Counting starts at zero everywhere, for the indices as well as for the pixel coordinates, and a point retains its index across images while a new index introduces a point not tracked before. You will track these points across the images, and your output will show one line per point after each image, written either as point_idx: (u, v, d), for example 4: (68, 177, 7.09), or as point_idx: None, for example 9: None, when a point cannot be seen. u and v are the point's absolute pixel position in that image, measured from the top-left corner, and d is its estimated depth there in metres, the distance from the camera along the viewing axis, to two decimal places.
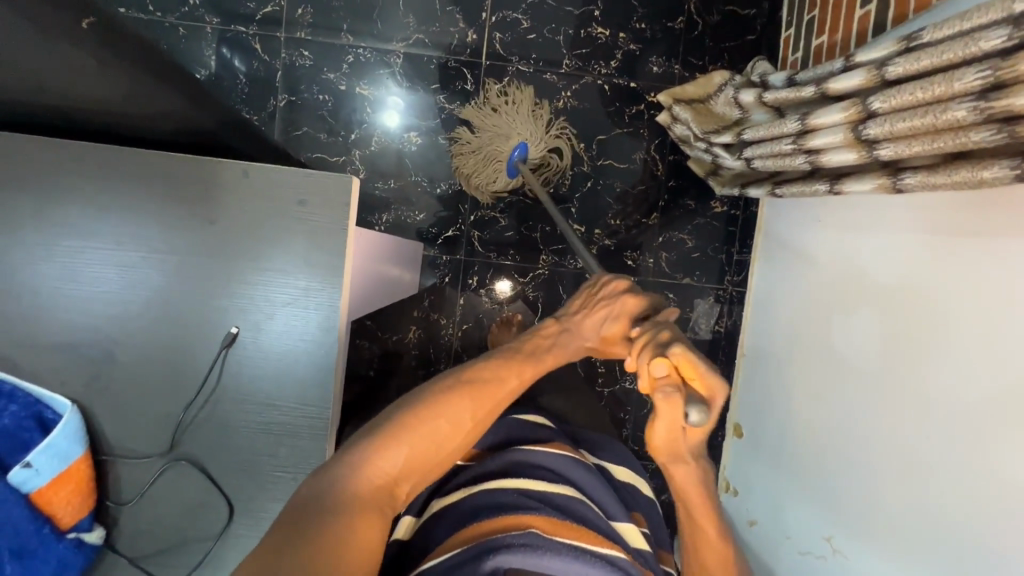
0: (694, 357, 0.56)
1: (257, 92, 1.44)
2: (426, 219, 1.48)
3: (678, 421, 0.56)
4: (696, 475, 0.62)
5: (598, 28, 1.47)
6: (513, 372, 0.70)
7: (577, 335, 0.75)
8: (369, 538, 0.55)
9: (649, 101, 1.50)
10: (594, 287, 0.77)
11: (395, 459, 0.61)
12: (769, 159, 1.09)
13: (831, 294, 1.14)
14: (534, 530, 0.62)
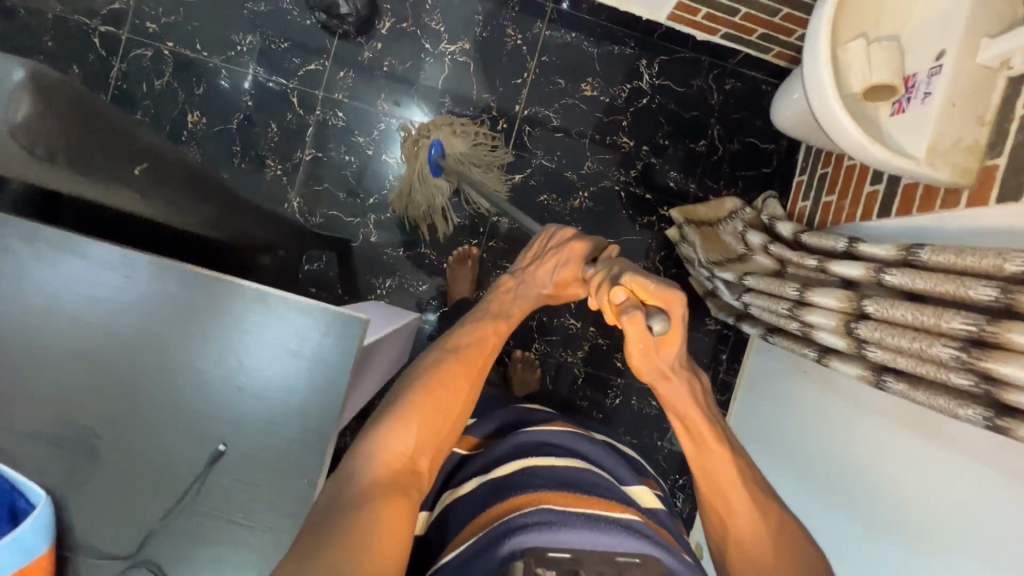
0: (644, 278, 0.60)
1: (286, 143, 1.47)
2: (429, 291, 1.51)
3: (645, 333, 0.59)
4: (682, 391, 0.66)
5: (623, 137, 1.54)
6: (490, 333, 0.81)
7: (532, 285, 0.86)
8: (399, 514, 0.60)
9: (661, 213, 1.55)
10: (544, 240, 0.87)
11: (407, 436, 0.67)
12: (765, 311, 1.13)
13: (812, 444, 1.20)
14: (547, 505, 0.68)
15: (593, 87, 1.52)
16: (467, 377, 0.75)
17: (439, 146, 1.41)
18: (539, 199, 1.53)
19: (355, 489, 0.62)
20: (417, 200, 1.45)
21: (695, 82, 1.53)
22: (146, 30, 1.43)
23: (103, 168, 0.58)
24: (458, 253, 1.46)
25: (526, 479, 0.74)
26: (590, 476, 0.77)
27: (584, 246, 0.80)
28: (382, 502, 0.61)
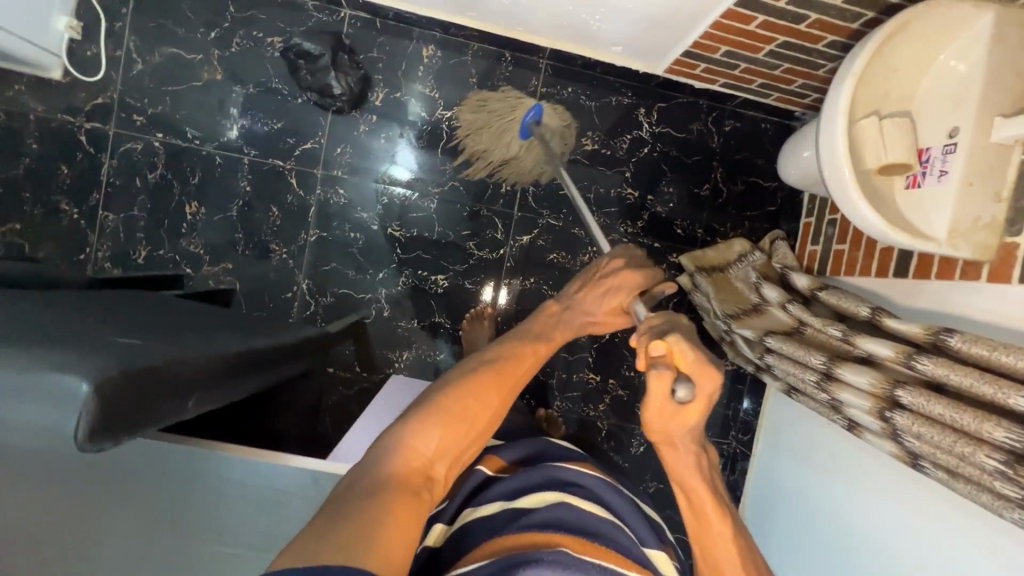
0: (685, 346, 0.62)
1: (288, 226, 1.45)
2: (446, 359, 1.51)
3: (668, 397, 0.61)
4: (686, 459, 0.69)
5: (628, 188, 1.53)
6: (526, 354, 0.87)
7: (580, 311, 0.95)
8: (412, 508, 0.65)
9: (671, 261, 1.55)
10: (597, 270, 0.97)
11: (431, 438, 0.74)
12: (789, 373, 1.15)
13: (837, 508, 1.21)
14: (564, 548, 0.70)
15: (593, 140, 1.51)
16: (500, 390, 0.82)
17: (538, 110, 1.35)
18: (549, 258, 1.53)
19: (375, 479, 0.67)
20: (489, 149, 1.43)
21: (694, 127, 1.53)
22: (134, 123, 1.40)
23: (169, 410, 0.61)
24: (474, 312, 1.45)
25: (547, 517, 0.75)
26: (612, 527, 0.77)
27: (636, 275, 0.93)
28: (397, 495, 0.66)
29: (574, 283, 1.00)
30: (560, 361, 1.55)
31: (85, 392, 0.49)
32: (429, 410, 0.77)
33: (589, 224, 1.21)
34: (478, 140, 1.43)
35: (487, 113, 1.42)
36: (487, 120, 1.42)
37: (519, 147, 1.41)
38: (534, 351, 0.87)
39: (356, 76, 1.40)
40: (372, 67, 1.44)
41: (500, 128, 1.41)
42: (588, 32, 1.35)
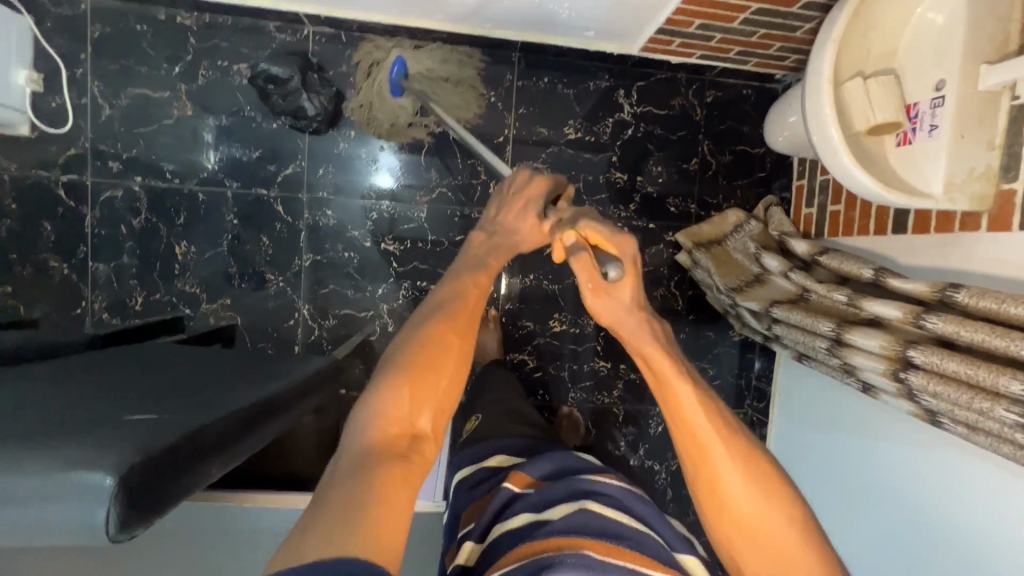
0: (599, 225, 0.66)
1: (281, 253, 1.43)
2: None
3: (596, 275, 0.66)
4: (639, 326, 0.68)
5: (616, 172, 1.51)
6: (473, 286, 0.79)
7: (505, 234, 0.87)
8: (401, 479, 0.60)
9: (667, 239, 1.54)
10: (511, 186, 0.89)
11: (400, 399, 0.67)
12: (798, 340, 1.14)
13: (861, 477, 1.22)
14: (587, 551, 0.71)
15: (576, 129, 1.49)
16: (460, 332, 0.73)
17: (399, 66, 1.36)
18: (546, 252, 1.52)
19: (353, 457, 0.62)
20: (373, 123, 1.42)
21: (675, 101, 1.51)
22: (111, 170, 1.37)
23: (195, 481, 0.62)
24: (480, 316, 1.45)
25: (570, 523, 0.76)
26: (642, 535, 0.77)
27: (546, 183, 0.87)
28: (380, 473, 0.60)
29: (492, 206, 0.91)
30: (570, 353, 1.55)
31: (110, 485, 0.51)
32: (387, 369, 0.69)
33: (498, 167, 1.10)
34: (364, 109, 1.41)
35: (363, 83, 1.41)
36: (364, 90, 1.41)
37: (399, 110, 1.41)
38: (478, 284, 0.78)
39: (327, 94, 1.37)
40: (342, 82, 1.41)
41: (376, 86, 1.40)
42: (557, 20, 1.32)
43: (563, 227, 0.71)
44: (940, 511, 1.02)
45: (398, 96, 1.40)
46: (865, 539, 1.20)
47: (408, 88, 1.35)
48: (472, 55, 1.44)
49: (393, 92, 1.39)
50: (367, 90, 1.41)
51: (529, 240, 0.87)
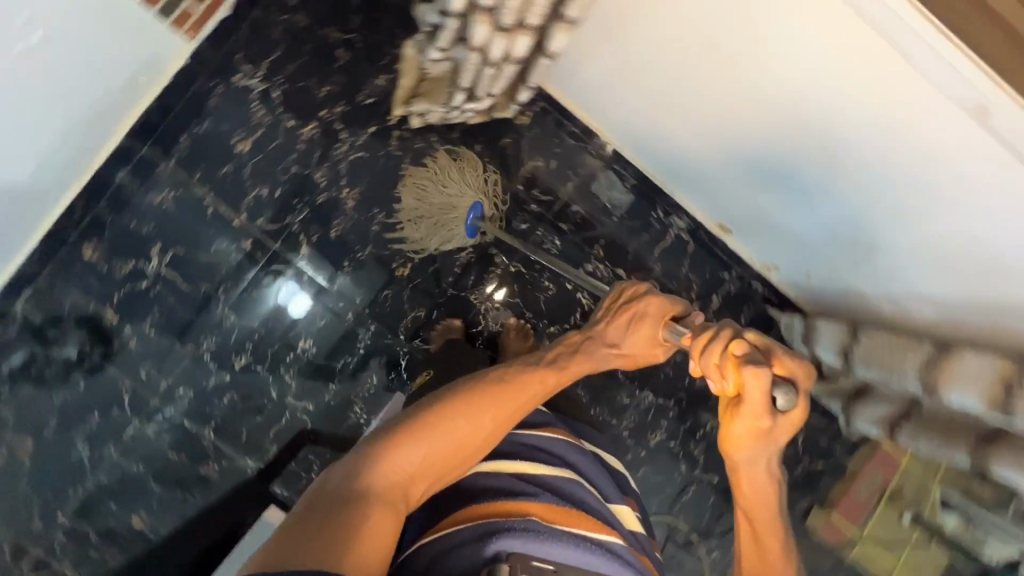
0: (784, 355, 0.85)
1: (190, 449, 1.49)
2: (381, 375, 1.53)
3: (767, 395, 0.82)
4: (755, 452, 0.89)
5: (304, 129, 1.47)
6: (537, 378, 0.94)
7: (601, 341, 1.01)
8: (388, 525, 0.75)
9: (394, 121, 1.49)
10: (620, 295, 1.03)
11: (414, 459, 0.81)
12: (490, 82, 1.10)
13: (762, 149, 1.09)
14: (534, 517, 0.79)
15: (242, 137, 1.45)
16: (495, 420, 0.87)
17: (479, 207, 1.47)
18: (336, 236, 1.51)
19: (359, 495, 0.76)
20: (425, 237, 1.50)
21: (275, 33, 1.44)
22: (30, 537, 1.44)
23: None
24: (445, 327, 1.52)
25: (514, 486, 0.84)
26: (579, 487, 0.89)
27: (661, 302, 0.98)
28: (373, 517, 0.74)
29: (603, 305, 1.06)
30: (438, 272, 1.54)
31: None
32: (417, 426, 0.83)
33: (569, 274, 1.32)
34: (429, 242, 1.51)
35: (427, 202, 1.47)
36: (424, 199, 1.47)
37: (456, 229, 1.48)
38: (543, 378, 0.93)
39: (75, 327, 1.44)
40: (77, 307, 1.44)
41: (434, 224, 1.48)
42: (114, 94, 1.30)
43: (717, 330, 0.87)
44: (798, 98, 0.94)
45: (471, 234, 1.50)
46: (743, 152, 1.14)
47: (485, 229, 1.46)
48: (441, 151, 1.49)
49: (466, 232, 1.49)
50: (426, 228, 1.49)
51: (621, 352, 1.01)
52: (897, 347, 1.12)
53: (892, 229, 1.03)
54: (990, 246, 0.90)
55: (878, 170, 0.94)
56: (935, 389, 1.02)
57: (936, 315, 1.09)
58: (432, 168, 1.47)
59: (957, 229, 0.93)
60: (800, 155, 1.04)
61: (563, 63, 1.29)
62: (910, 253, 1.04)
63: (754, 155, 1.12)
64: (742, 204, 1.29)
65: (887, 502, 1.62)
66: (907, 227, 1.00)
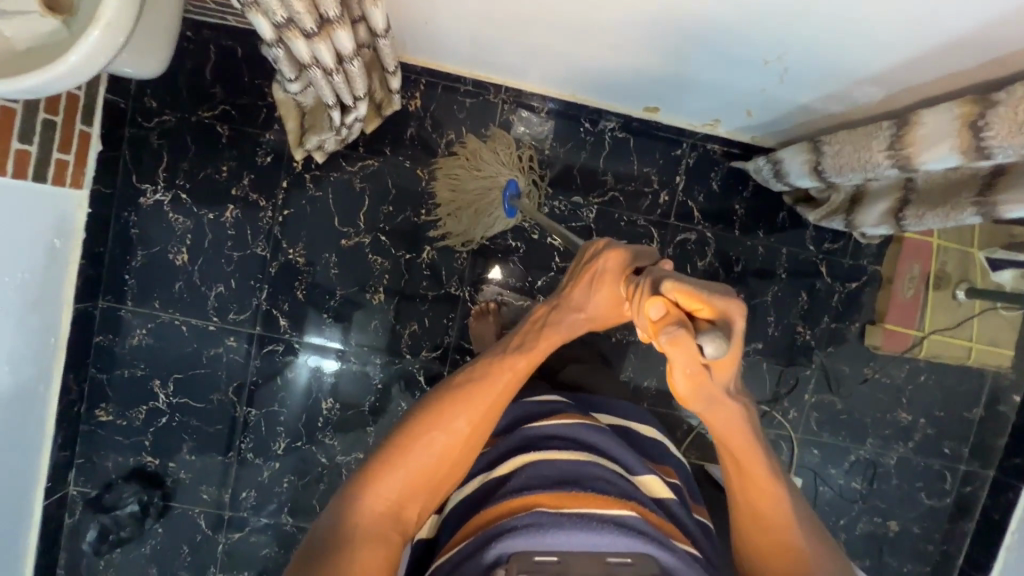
0: (697, 289, 0.64)
1: (278, 539, 1.56)
2: (408, 399, 1.55)
3: (695, 353, 0.64)
4: (725, 415, 0.75)
5: (226, 214, 1.47)
6: (505, 371, 0.86)
7: (568, 308, 0.87)
8: (378, 555, 0.75)
9: (301, 165, 1.47)
10: (585, 256, 0.86)
11: (393, 488, 0.78)
12: (352, 88, 1.06)
13: (651, 29, 1.01)
14: (540, 508, 0.74)
15: (176, 250, 1.46)
16: (471, 424, 0.83)
17: (515, 185, 1.43)
18: (304, 296, 1.51)
19: (347, 531, 0.75)
20: (468, 227, 1.48)
21: (154, 139, 1.43)
22: None
23: None
24: (481, 309, 1.47)
25: (522, 481, 0.79)
26: (591, 466, 0.82)
27: (623, 258, 0.81)
28: (363, 551, 0.74)
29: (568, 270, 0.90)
30: (412, 283, 1.52)
31: None
32: (392, 453, 0.80)
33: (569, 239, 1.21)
34: (469, 232, 1.48)
35: (461, 191, 1.45)
36: (459, 190, 1.45)
37: (498, 210, 1.45)
38: (508, 371, 0.86)
39: (127, 482, 1.51)
40: (120, 464, 1.51)
41: (475, 210, 1.46)
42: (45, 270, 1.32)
43: (643, 286, 0.71)
44: None
45: (511, 215, 1.47)
46: (625, 36, 1.06)
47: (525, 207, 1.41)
48: (471, 136, 1.46)
49: (506, 213, 1.46)
50: (468, 216, 1.46)
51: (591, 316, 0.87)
52: (860, 138, 1.04)
53: (812, 49, 0.94)
54: (926, 35, 0.81)
55: (757, 7, 0.86)
56: (911, 162, 0.95)
57: (884, 96, 1.01)
58: (465, 157, 1.46)
59: (876, 37, 0.85)
60: (678, 19, 0.96)
61: (393, 25, 1.22)
62: (842, 64, 0.96)
63: (635, 36, 1.05)
64: (655, 80, 1.23)
65: (934, 289, 1.56)
66: (829, 44, 0.90)
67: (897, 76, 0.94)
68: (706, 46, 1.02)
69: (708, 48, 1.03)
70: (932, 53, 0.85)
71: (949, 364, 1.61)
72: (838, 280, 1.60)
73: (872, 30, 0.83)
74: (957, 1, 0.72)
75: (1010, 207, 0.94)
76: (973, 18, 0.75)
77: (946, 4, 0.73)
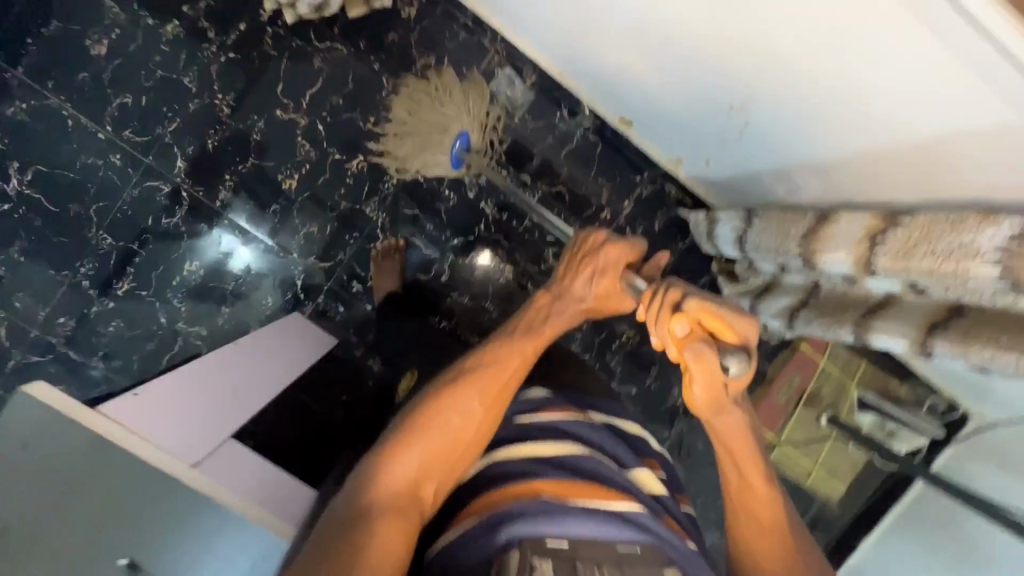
0: (714, 305, 0.69)
1: (76, 381, 1.41)
2: (275, 296, 1.46)
3: (720, 369, 0.69)
4: (737, 420, 0.74)
5: (167, 28, 1.34)
6: (515, 352, 0.84)
7: (569, 299, 0.89)
8: (397, 533, 0.66)
9: (267, 18, 1.37)
10: (580, 247, 0.92)
11: (411, 464, 0.71)
12: None
13: (647, 19, 0.98)
14: (544, 495, 0.66)
15: (97, 39, 1.32)
16: (484, 403, 0.78)
17: (465, 137, 1.36)
18: (213, 148, 1.39)
19: (364, 510, 0.67)
20: (407, 155, 1.40)
21: None
22: None
23: None
24: (383, 249, 1.41)
25: (518, 468, 0.71)
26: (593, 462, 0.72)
27: (621, 250, 0.88)
28: (378, 528, 0.66)
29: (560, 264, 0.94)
30: (328, 185, 1.44)
31: None
32: (411, 427, 0.75)
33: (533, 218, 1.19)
34: (407, 160, 1.41)
35: (418, 118, 1.37)
36: (415, 118, 1.38)
37: (443, 153, 1.36)
38: (518, 353, 0.84)
39: None
40: None
41: (422, 143, 1.38)
42: None
43: (659, 290, 0.73)
44: None
45: (454, 167, 1.40)
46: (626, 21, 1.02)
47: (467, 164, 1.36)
48: (451, 71, 1.40)
49: (449, 163, 1.38)
50: (412, 144, 1.39)
51: (589, 308, 0.90)
52: (784, 223, 1.06)
53: (771, 108, 0.92)
54: (870, 134, 0.82)
55: (737, 44, 0.85)
56: (813, 258, 0.96)
57: (818, 191, 1.02)
58: (437, 87, 1.38)
59: (831, 121, 0.85)
60: (673, 27, 0.93)
61: None
62: (795, 138, 0.95)
63: (635, 26, 1.02)
64: (636, 91, 1.21)
65: (804, 406, 1.61)
66: (786, 110, 0.90)
67: (835, 175, 0.95)
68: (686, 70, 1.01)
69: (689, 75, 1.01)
70: (870, 158, 0.86)
71: (789, 480, 1.66)
72: None
73: (830, 107, 0.82)
74: (918, 98, 0.71)
75: (880, 336, 0.97)
76: (919, 130, 0.75)
77: (902, 105, 0.73)
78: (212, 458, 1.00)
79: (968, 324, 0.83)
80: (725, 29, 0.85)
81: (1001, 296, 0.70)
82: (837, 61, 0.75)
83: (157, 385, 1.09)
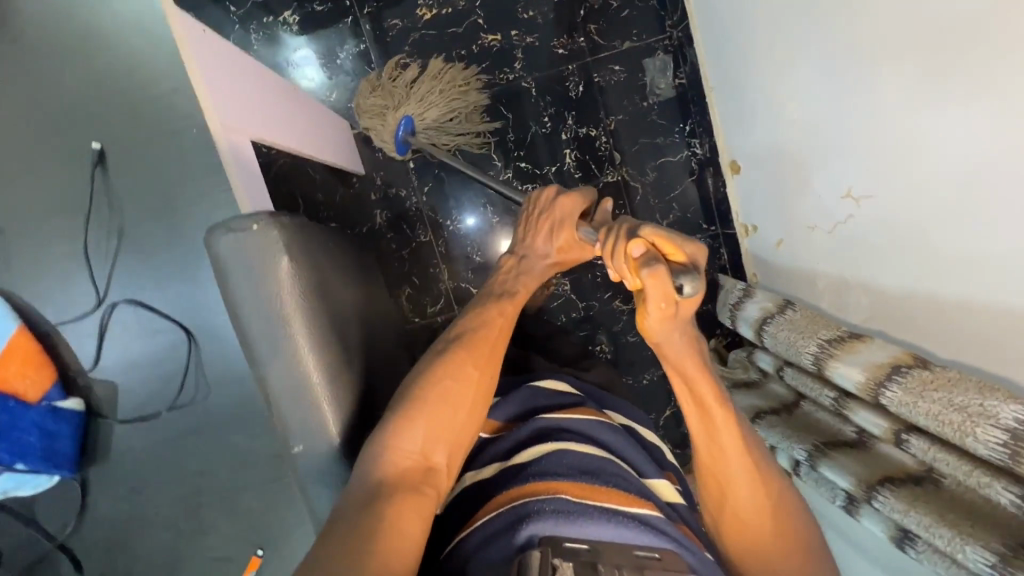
0: (667, 233, 0.66)
1: None
2: (341, 97, 1.42)
3: (671, 291, 0.63)
4: (686, 352, 0.71)
5: None
6: (498, 315, 0.87)
7: (535, 256, 0.95)
8: (416, 508, 0.68)
9: None
10: (536, 206, 0.95)
11: (416, 436, 0.73)
12: None
13: (833, 81, 0.98)
14: (563, 495, 0.67)
15: None
16: (478, 368, 0.81)
17: (409, 123, 1.33)
18: None
19: (376, 489, 0.68)
20: (364, 111, 1.33)
21: None
22: None
23: None
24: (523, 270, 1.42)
25: (543, 466, 0.72)
26: (612, 467, 0.74)
27: (572, 202, 0.92)
28: (399, 504, 0.67)
29: (519, 226, 0.98)
30: (453, 39, 1.42)
31: None
32: (412, 402, 0.76)
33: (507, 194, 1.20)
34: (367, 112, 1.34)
35: (394, 87, 1.34)
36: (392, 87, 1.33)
37: (381, 131, 1.33)
38: (502, 315, 0.86)
39: None
40: None
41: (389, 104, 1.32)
42: None
43: (614, 233, 0.71)
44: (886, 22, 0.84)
45: (404, 155, 1.37)
46: (811, 73, 1.03)
47: (418, 147, 1.32)
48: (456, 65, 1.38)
49: (399, 151, 1.35)
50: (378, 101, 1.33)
51: (556, 261, 0.96)
52: (811, 326, 1.06)
53: (888, 213, 0.92)
54: (950, 288, 0.84)
55: (905, 152, 0.87)
56: (827, 364, 0.96)
57: (862, 315, 1.02)
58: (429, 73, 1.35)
59: (929, 262, 0.87)
60: (855, 100, 0.94)
61: None
62: (885, 257, 0.95)
63: (819, 80, 1.02)
64: (770, 145, 1.23)
65: None
66: (896, 230, 0.92)
67: (886, 310, 0.97)
68: (837, 145, 1.01)
69: (836, 151, 1.02)
70: (937, 302, 0.86)
71: None
72: (665, 437, 1.59)
73: (946, 232, 0.83)
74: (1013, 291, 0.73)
75: (832, 466, 0.97)
76: (988, 306, 0.77)
77: (992, 290, 0.76)
78: (238, 104, 0.83)
79: (917, 491, 0.83)
80: (899, 132, 0.87)
81: (977, 472, 0.72)
82: (987, 188, 0.75)
83: (241, 58, 0.92)
